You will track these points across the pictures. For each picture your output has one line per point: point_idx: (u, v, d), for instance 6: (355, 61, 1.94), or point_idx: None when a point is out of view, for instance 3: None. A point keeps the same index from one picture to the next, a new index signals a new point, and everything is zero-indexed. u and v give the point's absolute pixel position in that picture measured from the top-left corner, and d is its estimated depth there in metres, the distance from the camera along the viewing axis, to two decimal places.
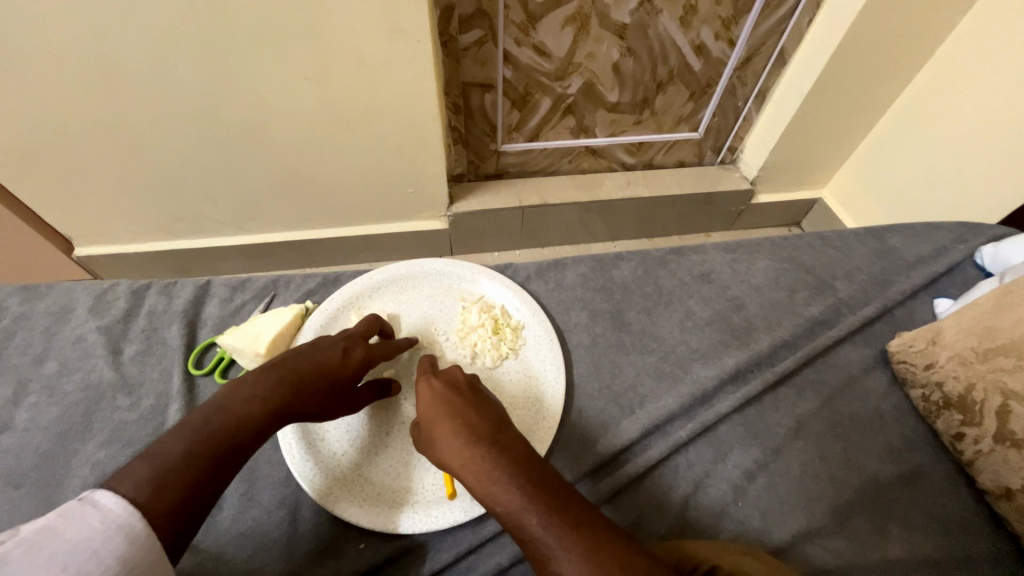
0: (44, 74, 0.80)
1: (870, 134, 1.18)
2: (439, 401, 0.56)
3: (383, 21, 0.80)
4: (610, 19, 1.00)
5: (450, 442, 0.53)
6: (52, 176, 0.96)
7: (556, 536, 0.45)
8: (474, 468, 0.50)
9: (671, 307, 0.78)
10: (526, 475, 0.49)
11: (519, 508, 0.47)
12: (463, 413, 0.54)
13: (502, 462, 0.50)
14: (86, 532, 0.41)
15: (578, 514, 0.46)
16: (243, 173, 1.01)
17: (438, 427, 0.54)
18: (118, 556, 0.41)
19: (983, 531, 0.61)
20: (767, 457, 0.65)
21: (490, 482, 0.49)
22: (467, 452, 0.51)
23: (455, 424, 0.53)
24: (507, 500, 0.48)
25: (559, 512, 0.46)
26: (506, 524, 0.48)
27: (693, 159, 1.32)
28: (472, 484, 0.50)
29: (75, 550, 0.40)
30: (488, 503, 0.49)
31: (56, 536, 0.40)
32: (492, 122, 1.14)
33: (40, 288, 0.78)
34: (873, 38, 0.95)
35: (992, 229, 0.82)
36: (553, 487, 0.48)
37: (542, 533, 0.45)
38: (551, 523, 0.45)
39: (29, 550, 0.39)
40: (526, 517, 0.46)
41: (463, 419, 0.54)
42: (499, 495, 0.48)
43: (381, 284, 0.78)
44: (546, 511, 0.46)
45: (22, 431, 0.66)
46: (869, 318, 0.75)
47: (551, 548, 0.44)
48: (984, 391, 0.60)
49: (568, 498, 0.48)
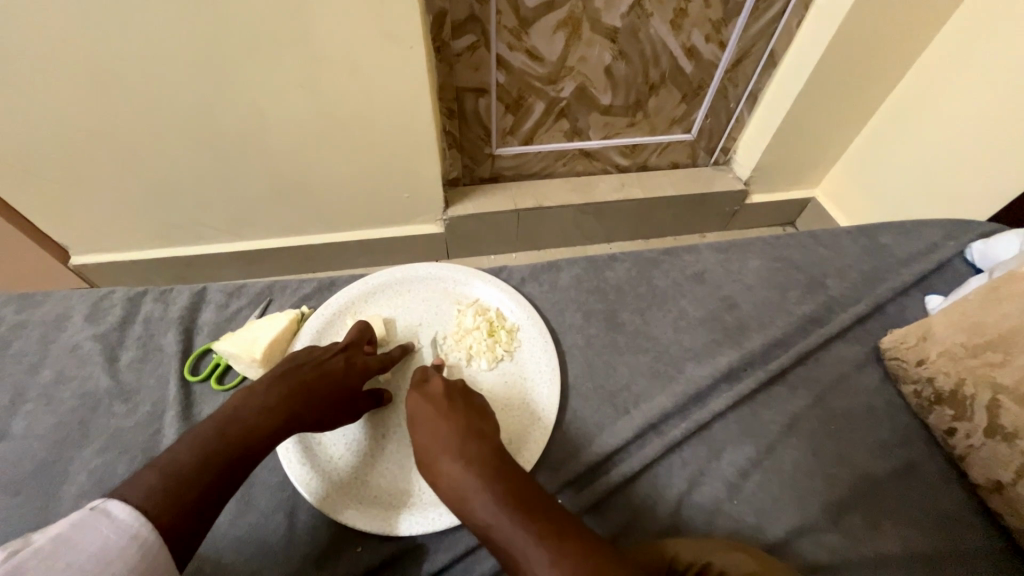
0: (40, 83, 0.81)
1: (861, 134, 1.19)
2: (418, 414, 0.57)
3: (376, 28, 0.80)
4: (601, 23, 1.01)
5: (428, 458, 0.54)
6: (49, 185, 0.97)
7: (528, 542, 0.45)
8: (450, 483, 0.52)
9: (665, 307, 0.79)
10: (497, 488, 0.50)
11: (490, 522, 0.48)
12: (438, 427, 0.56)
13: (477, 472, 0.51)
14: (100, 543, 0.42)
15: (551, 523, 0.47)
16: (239, 179, 1.01)
17: (417, 444, 0.56)
18: (132, 566, 0.42)
19: (975, 525, 0.62)
20: (761, 455, 0.65)
21: (465, 490, 0.50)
22: (444, 462, 0.53)
23: (432, 438, 0.55)
24: (481, 508, 0.49)
25: (531, 518, 0.47)
26: (482, 538, 0.48)
27: (686, 161, 1.33)
28: (449, 498, 0.52)
29: (89, 562, 0.40)
30: (463, 512, 0.50)
31: (71, 547, 0.40)
32: (486, 126, 1.15)
33: (35, 296, 0.78)
34: (861, 38, 0.96)
35: (982, 226, 0.83)
36: (526, 498, 0.49)
37: (515, 540, 0.46)
38: (520, 536, 0.46)
39: (44, 561, 0.39)
40: (497, 530, 0.47)
41: (441, 431, 0.55)
42: (473, 502, 0.49)
43: (376, 288, 0.79)
44: (518, 518, 0.47)
45: (18, 439, 0.66)
46: (861, 315, 0.76)
47: (523, 555, 0.45)
48: (974, 385, 0.60)
49: (543, 505, 0.49)
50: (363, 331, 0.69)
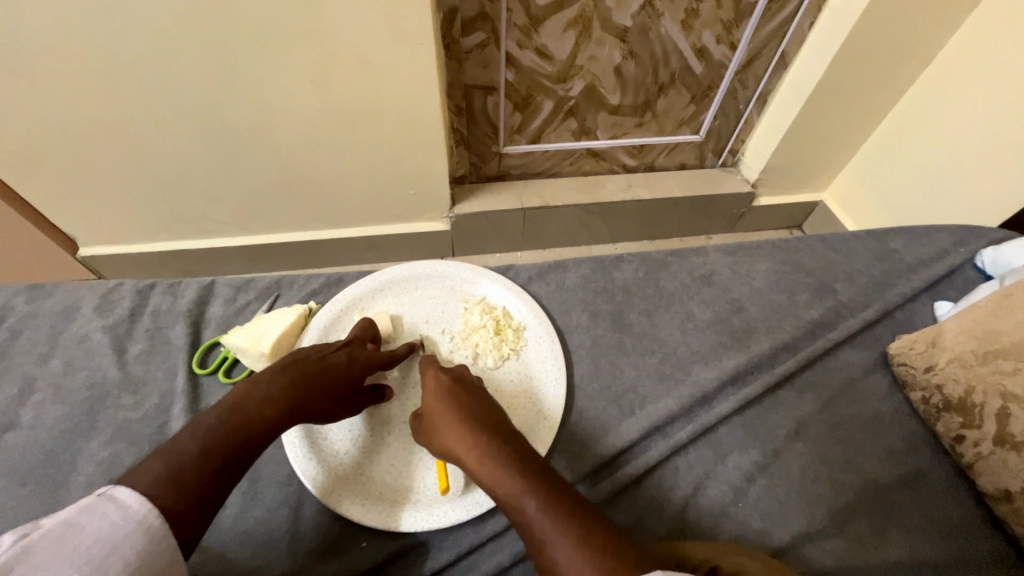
0: (50, 74, 0.81)
1: (871, 138, 1.18)
2: (445, 391, 0.58)
3: (386, 25, 0.80)
4: (611, 22, 1.00)
5: (453, 430, 0.55)
6: (58, 176, 0.97)
7: (553, 517, 0.46)
8: (477, 455, 0.52)
9: (672, 309, 0.79)
10: (526, 464, 0.50)
11: (517, 492, 0.48)
12: (466, 404, 0.57)
13: (502, 452, 0.51)
14: (106, 528, 0.42)
15: (573, 501, 0.47)
16: (247, 173, 1.01)
17: (443, 418, 0.56)
18: (137, 552, 0.42)
19: (982, 533, 0.62)
20: (767, 459, 0.65)
21: (491, 466, 0.51)
22: (469, 441, 0.53)
23: (460, 414, 0.56)
24: (506, 486, 0.49)
25: (556, 497, 0.47)
26: (506, 508, 0.48)
27: (694, 162, 1.32)
28: (473, 470, 0.52)
29: (95, 547, 0.40)
30: (487, 487, 0.50)
31: (77, 531, 0.41)
32: (495, 124, 1.15)
33: (44, 287, 0.78)
34: (874, 41, 0.95)
35: (993, 232, 0.83)
36: (551, 477, 0.50)
37: (537, 517, 0.46)
38: (549, 507, 0.46)
39: (51, 545, 0.39)
40: (524, 500, 0.48)
41: (466, 412, 0.56)
42: (499, 481, 0.50)
43: (384, 284, 0.79)
44: (542, 497, 0.47)
45: (26, 429, 0.66)
46: (870, 320, 0.76)
47: (548, 528, 0.45)
48: (984, 394, 0.60)
49: (564, 489, 0.49)
50: (360, 329, 0.68)
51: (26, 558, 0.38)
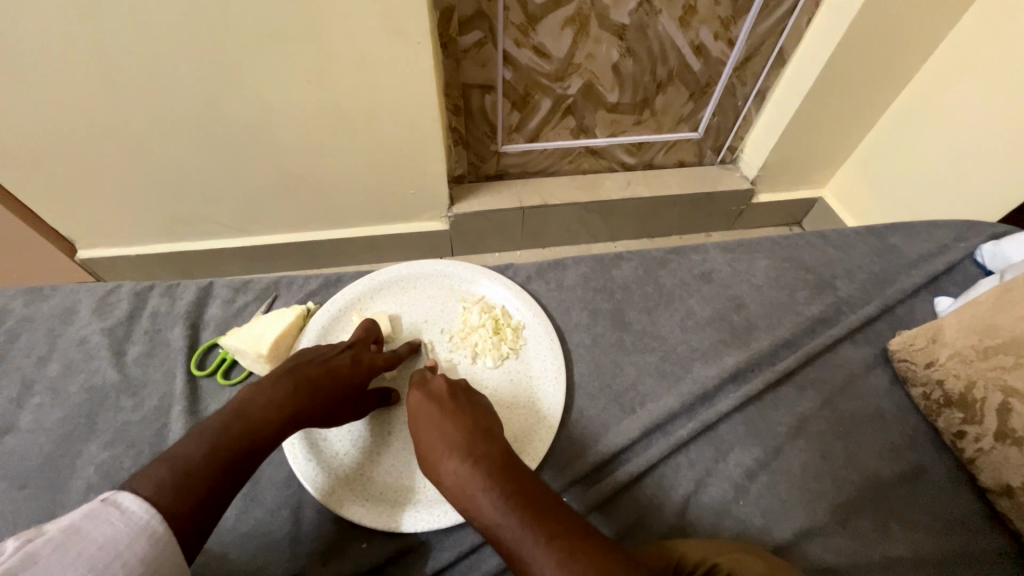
0: (46, 76, 0.80)
1: (870, 134, 1.18)
2: (423, 413, 0.58)
3: (383, 24, 0.80)
4: (609, 20, 1.00)
5: (433, 456, 0.55)
6: (56, 179, 0.97)
7: (531, 545, 0.45)
8: (456, 482, 0.52)
9: (672, 307, 0.79)
10: (503, 487, 0.50)
11: (495, 521, 0.48)
12: (444, 425, 0.56)
13: (478, 473, 0.51)
14: (112, 533, 0.41)
15: (555, 521, 0.47)
16: (245, 174, 1.01)
17: (423, 443, 0.56)
18: (142, 557, 0.41)
19: (984, 529, 0.61)
20: (768, 456, 0.65)
21: (470, 494, 0.50)
22: (447, 464, 0.53)
23: (438, 438, 0.55)
24: (485, 508, 0.49)
25: (534, 520, 0.47)
26: (488, 537, 0.48)
27: (693, 159, 1.32)
28: (455, 497, 0.52)
29: (101, 552, 0.40)
30: (470, 516, 0.50)
31: (82, 537, 0.40)
32: (493, 123, 1.15)
33: (43, 290, 0.78)
34: (873, 36, 0.95)
35: (993, 227, 0.82)
36: (531, 496, 0.49)
37: (520, 546, 0.46)
38: (526, 534, 0.46)
39: (57, 550, 0.39)
40: (502, 530, 0.47)
41: (443, 432, 0.55)
42: (477, 504, 0.50)
43: (382, 284, 0.78)
44: (520, 518, 0.47)
45: (25, 432, 0.66)
46: (869, 317, 0.76)
47: (528, 557, 0.45)
48: (985, 389, 0.60)
49: (548, 508, 0.48)
50: (363, 330, 0.68)
51: (33, 561, 0.37)
